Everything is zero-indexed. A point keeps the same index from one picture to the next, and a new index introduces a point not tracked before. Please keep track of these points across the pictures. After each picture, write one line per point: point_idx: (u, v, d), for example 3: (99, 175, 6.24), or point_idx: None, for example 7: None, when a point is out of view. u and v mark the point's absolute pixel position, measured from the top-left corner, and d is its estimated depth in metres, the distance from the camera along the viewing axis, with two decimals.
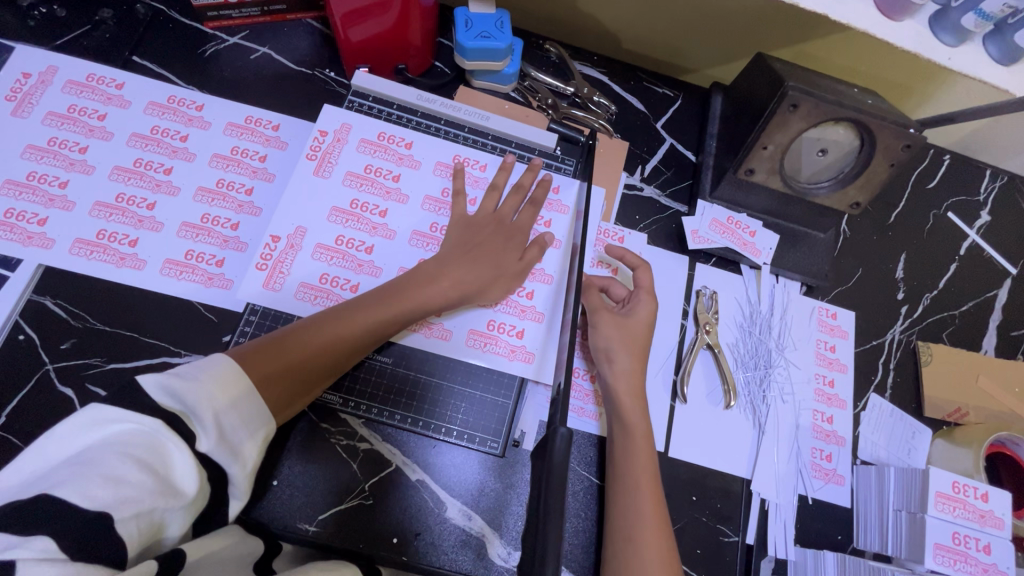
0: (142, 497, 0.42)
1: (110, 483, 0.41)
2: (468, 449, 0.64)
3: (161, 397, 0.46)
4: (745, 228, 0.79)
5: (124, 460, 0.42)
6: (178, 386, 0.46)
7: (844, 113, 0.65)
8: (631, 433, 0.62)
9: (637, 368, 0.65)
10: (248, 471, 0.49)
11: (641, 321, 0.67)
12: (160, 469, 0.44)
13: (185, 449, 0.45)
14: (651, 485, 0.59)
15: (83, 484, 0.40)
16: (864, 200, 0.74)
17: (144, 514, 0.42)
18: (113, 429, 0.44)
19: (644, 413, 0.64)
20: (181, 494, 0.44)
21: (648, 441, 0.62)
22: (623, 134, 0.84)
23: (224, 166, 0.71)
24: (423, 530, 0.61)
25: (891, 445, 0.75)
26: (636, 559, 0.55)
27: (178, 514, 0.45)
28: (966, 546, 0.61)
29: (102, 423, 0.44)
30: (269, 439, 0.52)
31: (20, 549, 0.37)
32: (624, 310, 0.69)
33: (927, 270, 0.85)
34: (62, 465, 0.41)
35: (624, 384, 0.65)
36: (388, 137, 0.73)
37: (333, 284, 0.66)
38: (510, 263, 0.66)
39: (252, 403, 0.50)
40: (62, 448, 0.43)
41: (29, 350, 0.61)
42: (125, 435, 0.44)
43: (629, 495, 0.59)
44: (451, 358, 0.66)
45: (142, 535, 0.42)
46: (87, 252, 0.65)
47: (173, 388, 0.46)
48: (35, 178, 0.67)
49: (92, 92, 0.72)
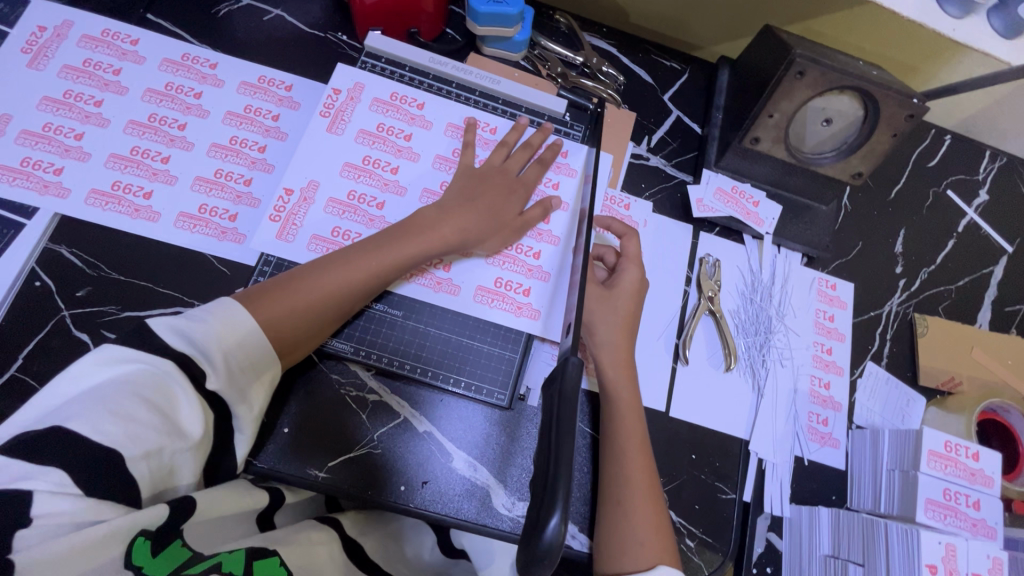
0: (150, 436, 0.43)
1: (120, 420, 0.42)
2: (475, 402, 0.66)
3: (171, 338, 0.47)
4: (749, 198, 0.80)
5: (133, 400, 0.43)
6: (187, 327, 0.48)
7: (849, 82, 0.67)
8: (627, 396, 0.63)
9: (620, 340, 0.66)
10: (254, 415, 0.52)
11: (623, 290, 0.68)
12: (167, 410, 0.45)
13: (192, 391, 0.47)
14: (637, 446, 0.61)
15: (95, 419, 0.41)
16: (866, 170, 0.76)
17: (153, 453, 0.43)
18: (120, 369, 0.45)
19: (632, 382, 0.65)
20: (188, 435, 0.46)
21: (634, 405, 0.63)
22: (630, 105, 0.85)
23: (238, 123, 0.72)
24: (430, 479, 0.62)
25: (886, 411, 0.77)
26: (625, 518, 0.57)
27: (188, 457, 0.46)
28: (957, 501, 0.63)
29: (113, 361, 0.45)
30: (275, 382, 0.54)
31: (35, 480, 0.38)
32: (607, 281, 0.69)
33: (925, 244, 0.87)
34: (72, 400, 0.42)
35: (607, 355, 0.65)
36: (400, 97, 0.73)
37: (344, 238, 0.67)
38: (517, 221, 0.68)
39: (260, 346, 0.52)
40: (73, 384, 0.43)
41: (45, 296, 0.62)
42: (131, 374, 0.45)
43: (620, 457, 0.60)
44: (460, 314, 0.67)
45: (154, 477, 0.44)
46: (103, 204, 0.66)
47: (182, 329, 0.48)
48: (51, 129, 0.67)
49: (107, 47, 0.72)
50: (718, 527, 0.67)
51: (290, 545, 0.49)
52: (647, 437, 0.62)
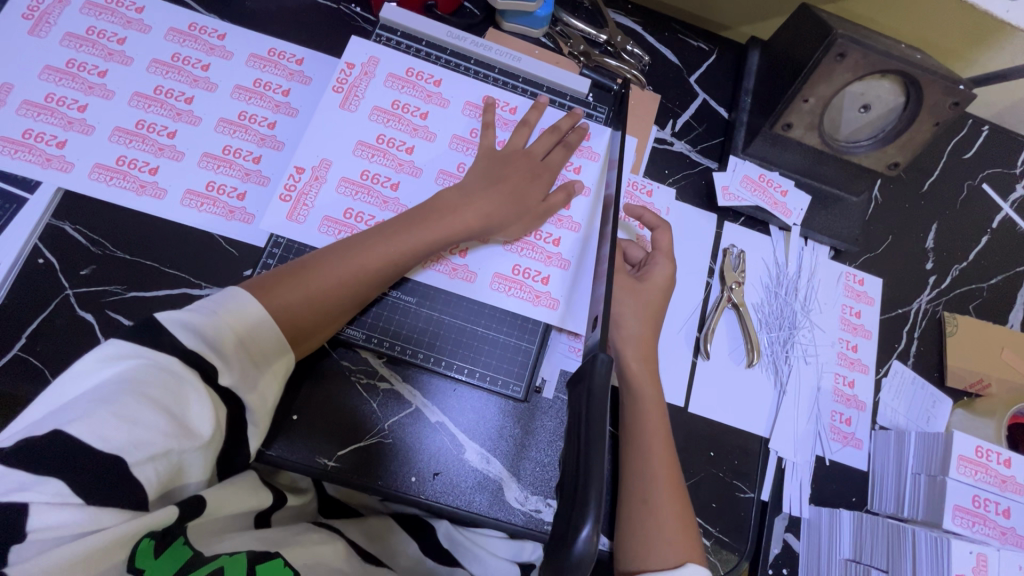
0: (156, 439, 0.40)
1: (124, 423, 0.39)
2: (489, 392, 0.64)
3: (181, 334, 0.45)
4: (777, 187, 0.77)
5: (137, 400, 0.40)
6: (196, 322, 0.46)
7: (892, 65, 0.63)
8: (646, 392, 0.61)
9: (646, 332, 0.64)
10: (268, 409, 0.51)
11: (657, 284, 0.66)
12: (175, 410, 0.42)
13: (203, 389, 0.44)
14: (662, 443, 0.59)
15: (96, 423, 0.38)
16: (903, 160, 0.72)
17: (160, 456, 0.40)
18: (124, 366, 0.42)
19: (654, 378, 0.62)
20: (197, 435, 0.43)
21: (658, 402, 0.61)
22: (655, 86, 0.81)
23: (246, 98, 0.69)
24: (442, 471, 0.61)
25: (911, 412, 0.74)
26: (646, 517, 0.55)
27: (197, 456, 0.44)
28: (986, 509, 0.61)
29: (117, 359, 0.43)
30: (288, 374, 0.53)
31: (32, 493, 0.36)
32: (639, 273, 0.67)
33: (957, 240, 0.83)
34: (74, 402, 0.40)
35: (631, 349, 0.63)
36: (416, 73, 0.70)
37: (357, 220, 0.64)
38: (537, 207, 0.65)
39: (270, 337, 0.50)
40: (77, 385, 0.41)
41: (49, 274, 0.60)
42: (134, 371, 0.42)
43: (642, 453, 0.58)
44: (476, 302, 0.65)
45: (162, 478, 0.41)
46: (107, 178, 0.63)
47: (192, 326, 0.46)
48: (53, 100, 0.65)
49: (111, 14, 0.69)
50: (736, 526, 0.65)
51: (292, 545, 0.48)
52: (670, 434, 0.60)
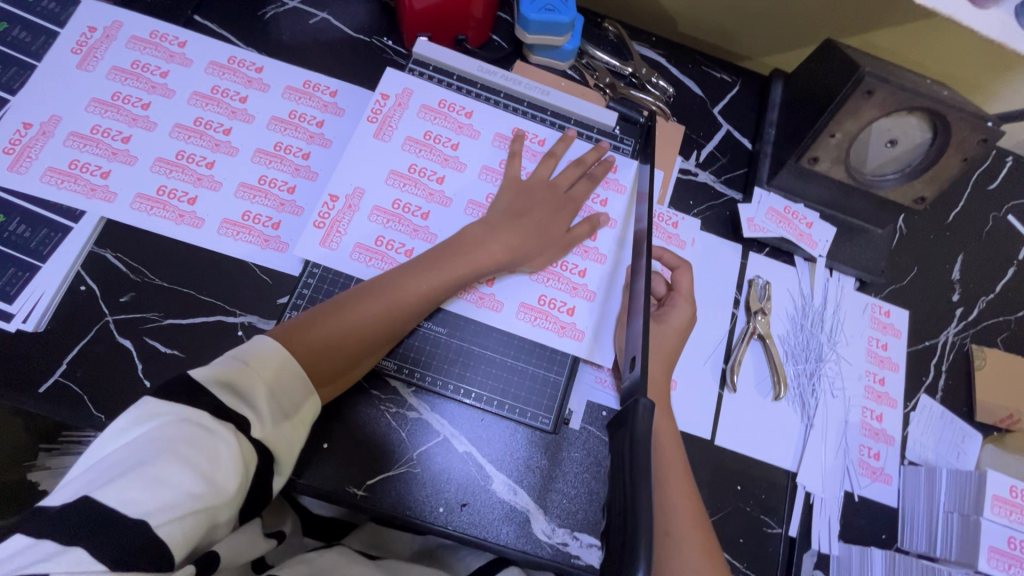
0: (182, 499, 0.39)
1: (150, 485, 0.38)
2: (516, 423, 0.64)
3: (217, 389, 0.46)
4: (802, 219, 0.77)
5: (167, 459, 0.40)
6: (231, 375, 0.47)
7: (919, 102, 0.63)
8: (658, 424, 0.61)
9: (659, 374, 0.63)
10: (292, 458, 0.50)
11: (673, 327, 0.66)
12: (202, 466, 0.41)
13: (234, 440, 0.44)
14: (678, 476, 0.58)
15: (123, 487, 0.38)
16: (929, 194, 0.72)
17: (186, 516, 0.39)
18: (154, 423, 0.42)
19: (666, 414, 0.62)
20: (224, 491, 0.42)
21: (671, 434, 0.61)
22: (679, 118, 0.82)
23: (282, 129, 0.71)
24: (469, 502, 0.61)
25: (940, 447, 0.73)
26: (674, 555, 0.54)
27: (224, 511, 0.42)
28: (1023, 551, 0.60)
29: (148, 417, 0.43)
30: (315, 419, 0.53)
31: (51, 562, 0.35)
32: (657, 314, 0.68)
33: (983, 272, 0.83)
34: (106, 462, 0.40)
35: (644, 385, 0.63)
36: (448, 105, 0.72)
37: (387, 248, 0.65)
38: (562, 238, 0.66)
39: (299, 384, 0.51)
40: (113, 443, 0.42)
41: (91, 301, 0.62)
42: (164, 428, 0.42)
43: (661, 488, 0.57)
44: (507, 334, 0.66)
45: (189, 536, 0.40)
46: (148, 208, 0.65)
47: (226, 381, 0.47)
48: (98, 131, 0.67)
49: (155, 49, 0.72)
50: (764, 562, 0.65)
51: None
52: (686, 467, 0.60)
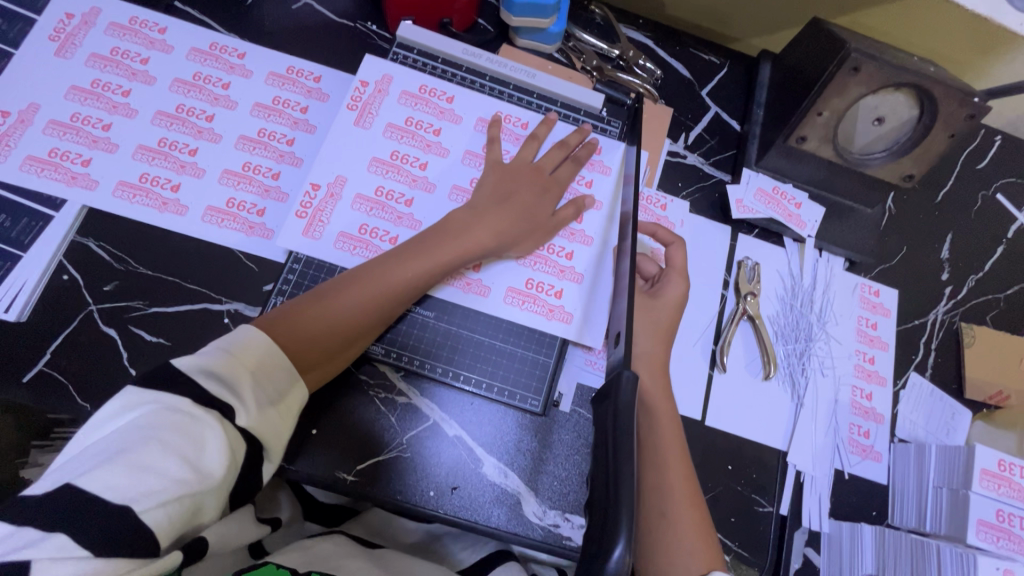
0: (167, 485, 0.39)
1: (133, 472, 0.38)
2: (506, 406, 0.64)
3: (204, 381, 0.45)
4: (791, 200, 0.77)
5: (149, 446, 0.39)
6: (211, 364, 0.46)
7: (905, 77, 0.63)
8: (654, 403, 0.61)
9: (655, 349, 0.64)
10: (281, 446, 0.49)
11: (669, 302, 0.66)
12: (187, 453, 0.40)
13: (221, 430, 0.43)
14: (675, 455, 0.58)
15: (106, 474, 0.37)
16: (917, 172, 0.72)
17: (171, 502, 0.39)
18: (137, 411, 0.41)
19: (666, 391, 0.62)
20: (210, 478, 0.41)
21: (670, 413, 0.61)
22: (667, 100, 0.82)
23: (266, 115, 0.70)
24: (460, 485, 0.61)
25: (930, 424, 0.74)
26: (670, 536, 0.54)
27: (212, 497, 0.42)
28: (1011, 524, 0.60)
29: (129, 407, 0.42)
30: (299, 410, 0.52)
31: (33, 550, 0.34)
32: (652, 290, 0.68)
33: (972, 251, 0.83)
34: (89, 451, 0.39)
35: (644, 364, 0.63)
36: (429, 90, 0.71)
37: (371, 236, 0.65)
38: (547, 221, 0.66)
39: (284, 372, 0.50)
40: (96, 432, 0.41)
41: (74, 291, 0.61)
42: (148, 416, 0.41)
43: (659, 467, 0.57)
44: (496, 317, 0.65)
45: (175, 522, 0.39)
46: (130, 196, 0.65)
47: (208, 370, 0.46)
48: (78, 119, 0.66)
49: (134, 35, 0.71)
50: (755, 540, 0.65)
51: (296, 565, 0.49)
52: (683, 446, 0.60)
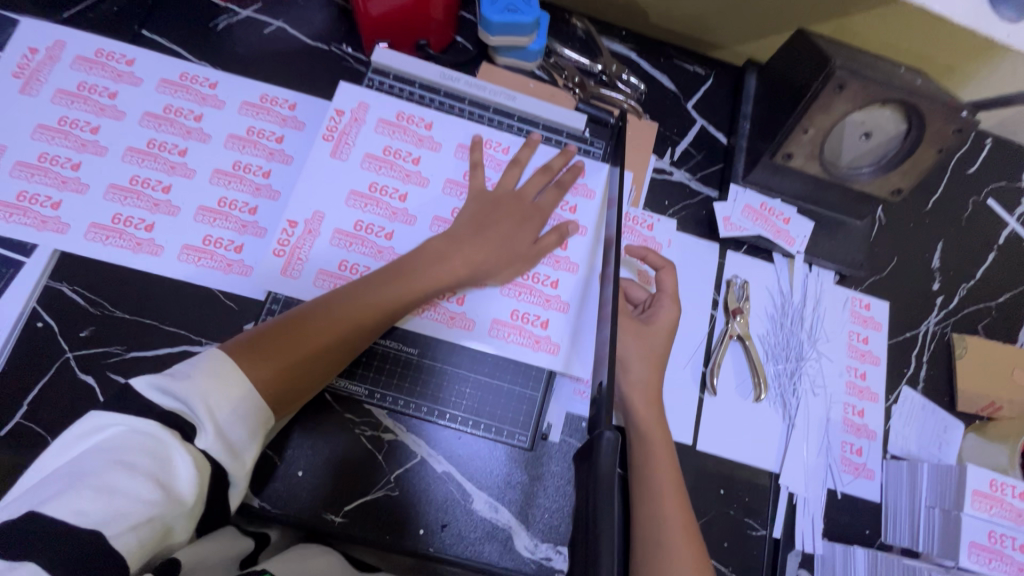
0: (138, 507, 0.38)
1: (102, 495, 0.37)
2: (494, 441, 0.63)
3: (160, 398, 0.44)
4: (778, 215, 0.76)
5: (114, 468, 0.39)
6: (172, 385, 0.45)
7: (892, 94, 0.62)
8: (648, 433, 0.61)
9: (651, 378, 0.63)
10: (247, 469, 0.48)
11: (662, 327, 0.65)
12: (158, 475, 0.40)
13: (188, 452, 0.43)
14: (672, 485, 0.57)
15: (73, 498, 0.36)
16: (906, 186, 0.70)
17: (142, 524, 0.38)
18: (105, 435, 0.41)
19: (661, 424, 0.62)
20: (181, 501, 0.41)
21: (665, 442, 0.60)
22: (652, 115, 0.80)
23: (240, 147, 0.68)
24: (449, 522, 0.60)
25: (922, 439, 0.73)
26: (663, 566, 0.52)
27: (182, 521, 0.42)
28: (1002, 545, 0.60)
29: (92, 430, 0.42)
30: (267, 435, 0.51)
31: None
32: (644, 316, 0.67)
33: (963, 259, 0.82)
34: (54, 476, 0.38)
35: (640, 395, 0.63)
36: (407, 117, 0.69)
37: (352, 272, 0.64)
38: (528, 251, 0.64)
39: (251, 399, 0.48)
40: (61, 458, 0.40)
41: (49, 338, 0.60)
42: (116, 439, 0.41)
43: (652, 496, 0.56)
44: (480, 352, 0.64)
45: (146, 546, 0.39)
46: (103, 237, 0.63)
47: (171, 391, 0.45)
48: (46, 159, 0.64)
49: (101, 68, 0.69)
50: (748, 564, 0.65)
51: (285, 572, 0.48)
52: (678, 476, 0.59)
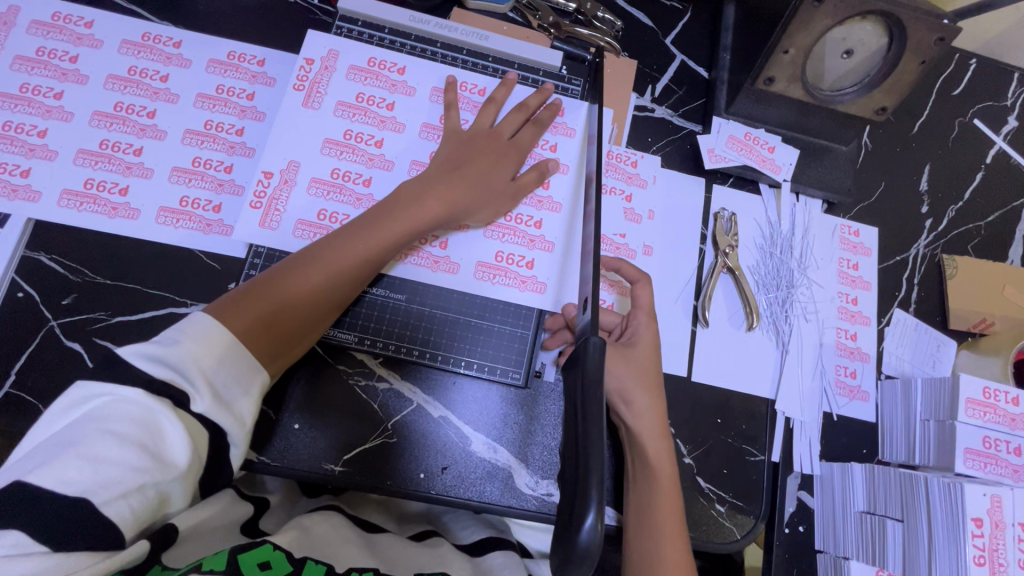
0: (126, 476, 0.38)
1: (87, 465, 0.37)
2: (489, 382, 0.63)
3: (150, 367, 0.42)
4: (764, 144, 0.75)
5: (100, 436, 0.38)
6: (162, 351, 0.43)
7: (873, 5, 0.61)
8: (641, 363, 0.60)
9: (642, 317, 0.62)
10: (246, 429, 0.46)
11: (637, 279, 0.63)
12: (146, 442, 0.39)
13: (179, 419, 0.41)
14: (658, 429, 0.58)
15: (60, 468, 0.36)
16: (891, 103, 0.69)
17: (133, 492, 0.38)
18: (91, 402, 0.40)
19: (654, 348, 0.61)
20: (173, 466, 0.40)
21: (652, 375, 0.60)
22: (630, 52, 0.79)
23: (210, 106, 0.67)
24: (449, 465, 0.60)
25: (916, 357, 0.74)
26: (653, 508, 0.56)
27: (178, 484, 0.41)
28: (997, 449, 0.61)
29: (80, 397, 0.41)
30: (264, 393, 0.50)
31: None
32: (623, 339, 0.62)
33: (951, 180, 0.82)
34: (43, 445, 0.38)
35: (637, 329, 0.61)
36: (378, 63, 0.68)
37: (332, 221, 0.63)
38: (508, 188, 0.64)
39: (241, 356, 0.47)
40: (52, 425, 0.40)
41: (31, 307, 0.59)
42: (101, 406, 0.40)
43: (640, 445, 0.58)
44: (469, 294, 0.64)
45: (141, 512, 0.39)
46: (77, 204, 0.62)
47: (158, 356, 0.43)
48: (11, 127, 0.63)
49: (60, 32, 0.67)
50: (748, 489, 0.65)
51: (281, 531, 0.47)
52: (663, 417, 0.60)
